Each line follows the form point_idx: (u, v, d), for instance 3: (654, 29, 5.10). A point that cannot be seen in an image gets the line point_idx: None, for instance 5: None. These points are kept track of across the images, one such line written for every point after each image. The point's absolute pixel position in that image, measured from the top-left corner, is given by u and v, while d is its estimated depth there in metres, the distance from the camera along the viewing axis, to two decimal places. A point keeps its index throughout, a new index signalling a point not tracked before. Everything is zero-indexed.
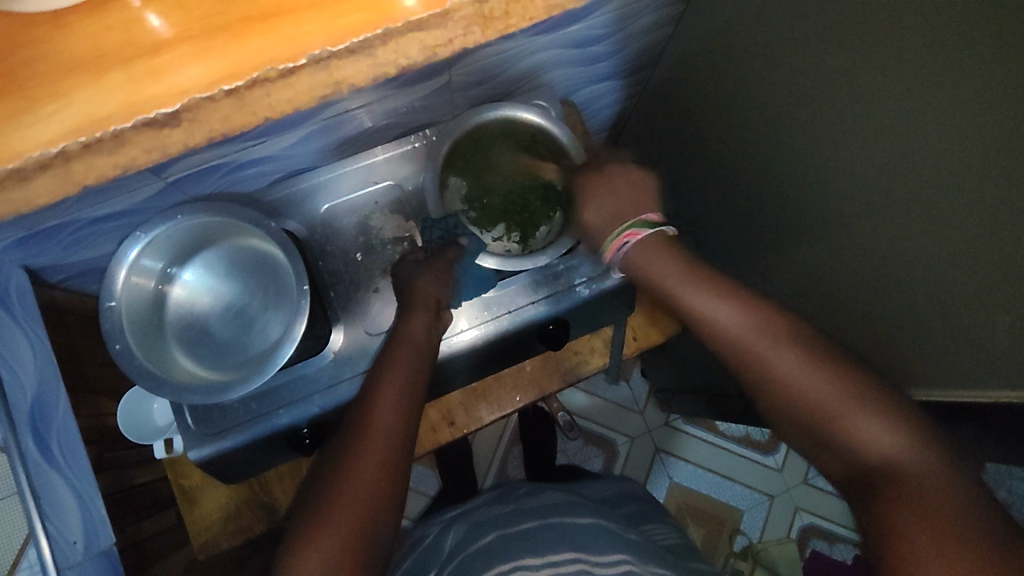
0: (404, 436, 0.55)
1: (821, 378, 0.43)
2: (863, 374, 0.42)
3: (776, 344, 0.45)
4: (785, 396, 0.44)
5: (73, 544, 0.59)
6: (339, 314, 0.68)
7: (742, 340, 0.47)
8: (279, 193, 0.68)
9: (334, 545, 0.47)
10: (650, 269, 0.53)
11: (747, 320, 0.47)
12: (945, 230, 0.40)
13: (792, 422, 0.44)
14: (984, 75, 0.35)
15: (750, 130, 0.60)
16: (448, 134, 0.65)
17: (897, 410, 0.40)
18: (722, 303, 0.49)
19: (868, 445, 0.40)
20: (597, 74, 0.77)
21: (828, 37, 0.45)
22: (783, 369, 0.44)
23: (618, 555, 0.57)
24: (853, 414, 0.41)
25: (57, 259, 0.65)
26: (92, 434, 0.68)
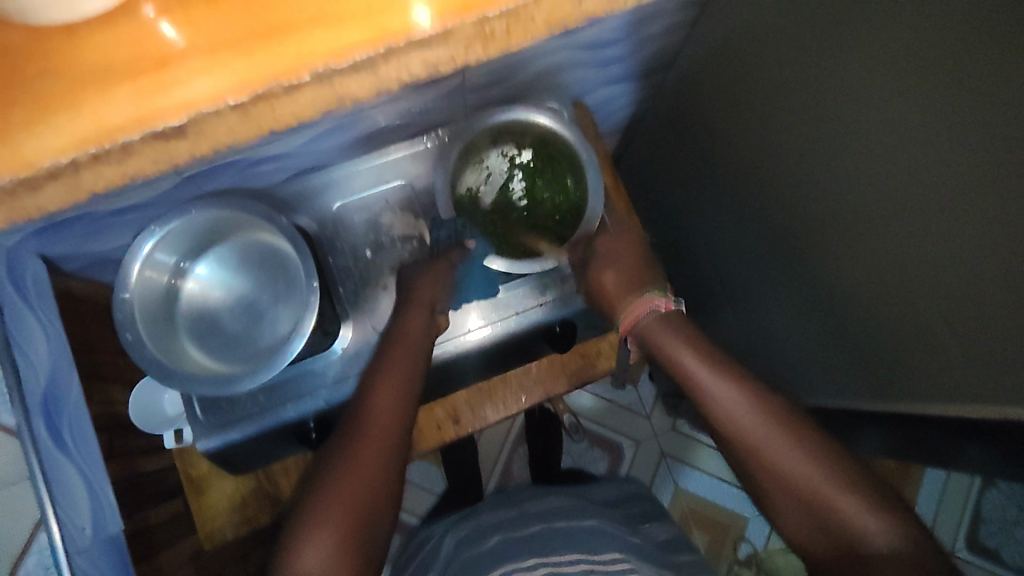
0: (398, 434, 0.55)
1: (798, 461, 0.48)
2: (833, 458, 0.48)
3: (773, 431, 0.50)
4: (786, 486, 0.48)
5: (82, 530, 0.60)
6: (348, 310, 0.68)
7: (741, 427, 0.51)
8: (292, 190, 0.69)
9: (330, 542, 0.48)
10: (663, 342, 0.58)
11: (743, 406, 0.52)
12: (958, 247, 0.41)
13: (788, 507, 0.48)
14: (1002, 91, 0.35)
15: (761, 139, 0.60)
16: (460, 134, 0.65)
17: (879, 499, 0.45)
18: (722, 381, 0.54)
19: (859, 529, 0.44)
20: (610, 77, 0.77)
21: (848, 46, 0.45)
22: (772, 454, 0.49)
23: (620, 556, 0.57)
24: (835, 496, 0.46)
25: (74, 247, 0.67)
26: (104, 421, 0.69)
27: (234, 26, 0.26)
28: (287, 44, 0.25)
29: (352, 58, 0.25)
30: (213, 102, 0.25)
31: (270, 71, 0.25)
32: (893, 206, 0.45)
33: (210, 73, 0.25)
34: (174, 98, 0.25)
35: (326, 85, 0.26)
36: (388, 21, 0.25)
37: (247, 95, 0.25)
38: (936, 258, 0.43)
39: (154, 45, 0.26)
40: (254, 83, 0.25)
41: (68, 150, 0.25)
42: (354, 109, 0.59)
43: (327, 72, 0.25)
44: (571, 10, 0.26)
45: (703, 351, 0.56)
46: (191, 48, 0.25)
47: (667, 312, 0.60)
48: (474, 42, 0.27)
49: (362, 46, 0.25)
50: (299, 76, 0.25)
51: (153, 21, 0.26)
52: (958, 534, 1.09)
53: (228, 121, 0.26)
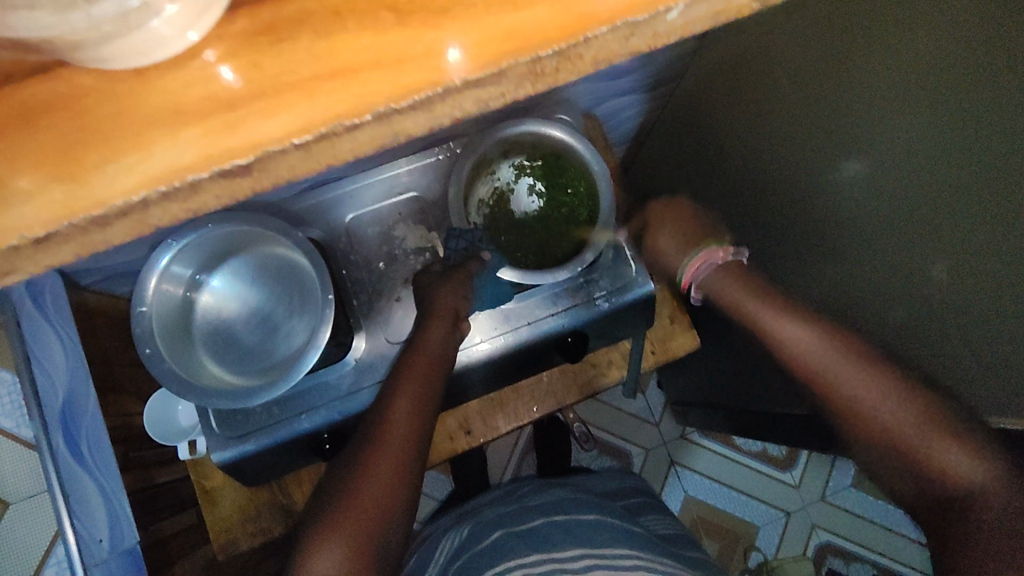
0: (417, 440, 0.56)
1: (890, 407, 0.47)
2: (922, 398, 0.46)
3: (851, 370, 0.50)
4: (869, 424, 0.48)
5: (99, 543, 0.60)
6: (361, 321, 0.69)
7: (822, 368, 0.51)
8: (306, 203, 0.70)
9: (346, 543, 0.48)
10: (726, 292, 0.62)
11: (833, 353, 0.51)
12: (964, 246, 0.41)
13: (866, 437, 0.49)
14: (1001, 98, 0.36)
15: (762, 149, 0.61)
16: (474, 147, 0.67)
17: (965, 434, 0.44)
18: (793, 324, 0.55)
19: (947, 474, 0.44)
20: (621, 89, 0.78)
21: (846, 54, 0.46)
22: (857, 397, 0.49)
23: (628, 551, 0.57)
24: (926, 444, 0.45)
25: (89, 262, 0.68)
26: (118, 432, 0.70)
27: (304, 64, 0.19)
28: (363, 81, 0.19)
29: (413, 98, 0.19)
30: (278, 142, 0.18)
31: (329, 112, 0.19)
32: (896, 212, 0.46)
33: (274, 114, 0.19)
34: (241, 138, 0.19)
35: (386, 125, 0.19)
36: (433, 62, 0.19)
37: (312, 134, 0.18)
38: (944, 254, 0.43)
39: (211, 92, 0.19)
40: (317, 123, 0.18)
41: (138, 191, 0.18)
42: None
43: (388, 114, 0.19)
44: (625, 47, 0.20)
45: (778, 305, 0.58)
46: (253, 93, 0.19)
47: (726, 261, 0.64)
48: (527, 81, 0.20)
49: (418, 86, 0.19)
50: (359, 117, 0.19)
51: (210, 62, 0.19)
52: None
53: (291, 162, 0.19)
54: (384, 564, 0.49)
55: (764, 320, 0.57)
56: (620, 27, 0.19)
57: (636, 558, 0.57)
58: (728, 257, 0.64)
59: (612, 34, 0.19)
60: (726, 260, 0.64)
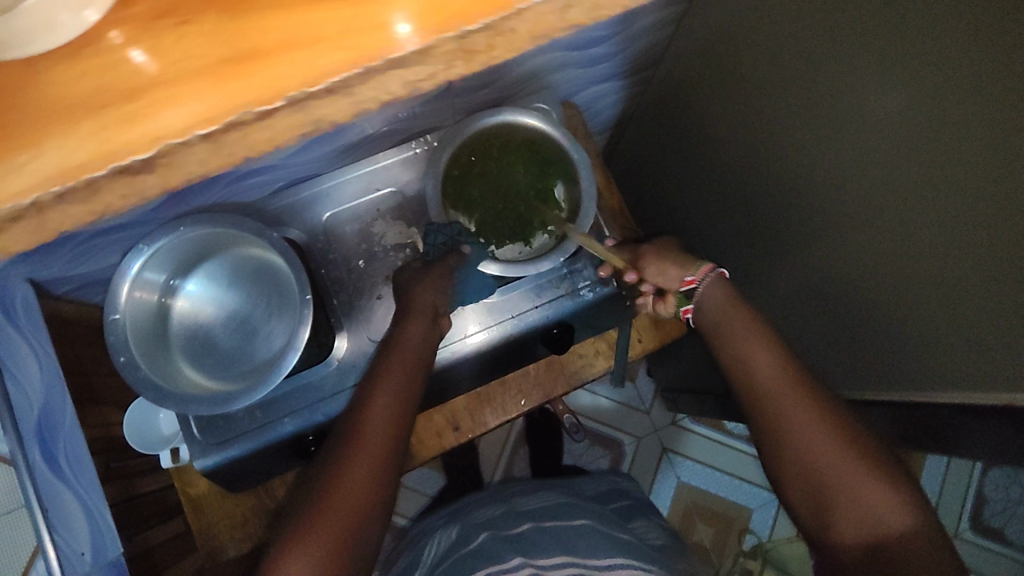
0: (396, 440, 0.55)
1: (825, 442, 0.48)
2: (856, 440, 0.47)
3: (792, 396, 0.50)
4: (802, 461, 0.48)
5: (81, 555, 0.59)
6: (342, 321, 0.68)
7: (762, 385, 0.52)
8: (281, 202, 0.68)
9: (318, 543, 0.47)
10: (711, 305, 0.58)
11: (772, 366, 0.52)
12: (958, 229, 0.39)
13: (793, 470, 0.49)
14: (990, 73, 0.34)
15: (744, 132, 0.59)
16: (449, 141, 0.66)
17: (899, 492, 0.45)
18: (760, 349, 0.54)
19: (876, 521, 0.44)
20: (598, 76, 0.76)
21: (820, 33, 0.44)
22: (794, 423, 0.49)
23: (615, 560, 0.56)
24: (863, 489, 0.45)
25: (62, 270, 0.66)
26: (99, 443, 0.68)
27: (204, 53, 0.22)
28: (274, 65, 0.21)
29: (326, 81, 0.21)
30: (181, 133, 0.20)
31: (239, 99, 0.21)
32: (883, 191, 0.44)
33: (180, 101, 0.21)
34: (142, 130, 0.21)
35: (301, 111, 0.21)
36: (361, 38, 0.21)
37: (216, 124, 0.21)
38: (935, 242, 0.41)
39: (123, 77, 0.21)
40: (223, 112, 0.21)
41: (31, 190, 0.20)
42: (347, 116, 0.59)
43: (300, 97, 0.21)
44: (560, 19, 0.22)
45: (742, 323, 0.56)
46: (158, 76, 0.21)
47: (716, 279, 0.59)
48: (456, 57, 0.22)
49: (337, 68, 0.21)
50: (270, 102, 0.21)
51: (121, 49, 0.22)
52: (962, 514, 1.08)
53: (199, 154, 0.21)
54: (358, 567, 0.49)
55: (727, 341, 0.56)
56: None
57: (626, 562, 0.56)
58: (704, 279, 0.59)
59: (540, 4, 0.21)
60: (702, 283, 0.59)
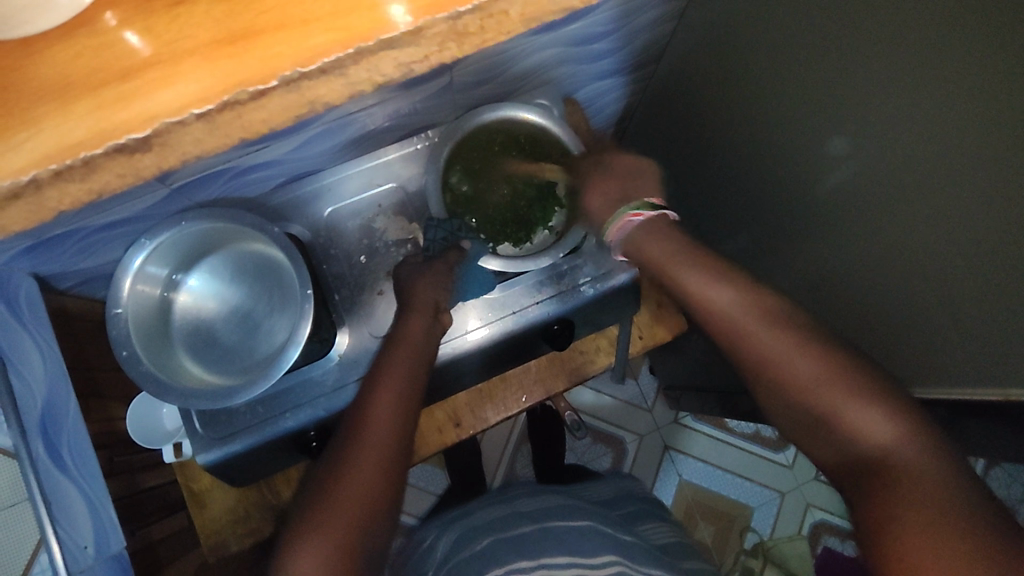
0: (400, 437, 0.55)
1: (807, 366, 0.46)
2: (838, 357, 0.45)
3: (766, 326, 0.48)
4: (785, 392, 0.47)
5: (84, 549, 0.59)
6: (344, 316, 0.68)
7: (732, 322, 0.50)
8: (283, 198, 0.68)
9: (327, 541, 0.47)
10: (650, 245, 0.56)
11: (741, 303, 0.50)
12: (959, 223, 0.39)
13: (778, 402, 0.47)
14: (999, 64, 0.34)
15: (747, 126, 0.59)
16: (450, 136, 0.66)
17: (883, 399, 0.43)
18: (725, 290, 0.51)
19: (867, 436, 0.42)
20: (600, 72, 0.76)
21: (830, 24, 0.45)
22: (769, 350, 0.48)
23: (612, 561, 0.57)
24: (846, 406, 0.43)
25: (66, 265, 0.66)
26: (103, 438, 0.69)
27: None
28: None
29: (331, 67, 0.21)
30: None
31: None
32: (891, 182, 0.44)
33: None
34: None
35: None
36: None
37: None
38: (935, 237, 0.41)
39: None
40: None
41: None
42: (349, 110, 0.59)
43: None
44: None
45: (710, 263, 0.53)
46: None
47: (652, 220, 0.57)
48: None
49: None
50: None
51: None
52: None
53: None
54: (368, 563, 0.49)
55: (680, 277, 0.53)
56: None
57: (624, 565, 0.56)
58: (649, 216, 0.57)
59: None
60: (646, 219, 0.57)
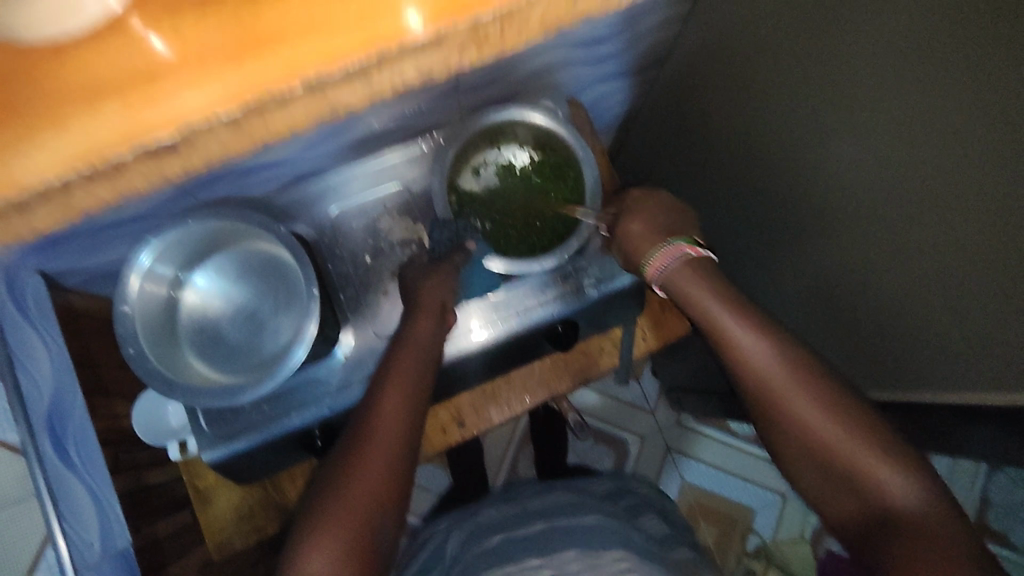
0: (407, 435, 0.55)
1: (831, 428, 0.48)
2: (865, 421, 0.48)
3: (798, 385, 0.49)
4: (814, 451, 0.49)
5: (91, 545, 0.59)
6: (349, 315, 0.68)
7: (765, 376, 0.50)
8: (289, 198, 0.69)
9: (337, 540, 0.48)
10: (695, 289, 0.54)
11: (775, 359, 0.50)
12: (965, 228, 0.39)
13: (804, 458, 0.49)
14: (991, 71, 0.34)
15: (749, 130, 0.60)
16: (455, 137, 0.66)
17: (906, 460, 0.46)
18: (756, 338, 0.51)
19: (884, 493, 0.46)
20: (604, 74, 0.77)
21: (824, 33, 0.45)
22: (801, 413, 0.49)
23: (620, 557, 0.56)
24: (871, 467, 0.46)
25: (74, 262, 0.67)
26: (109, 435, 0.69)
27: (219, 37, 0.24)
28: (286, 49, 0.24)
29: (344, 64, 0.24)
30: (201, 114, 0.24)
31: (261, 82, 0.24)
32: (890, 190, 0.44)
33: (198, 84, 0.24)
34: (160, 111, 0.24)
35: (317, 94, 0.25)
36: (374, 24, 0.24)
37: (239, 106, 0.24)
38: (939, 241, 0.41)
39: (145, 58, 0.24)
40: (245, 94, 0.24)
41: (55, 172, 0.24)
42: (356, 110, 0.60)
43: (319, 80, 0.24)
44: None
45: (736, 303, 0.53)
46: (178, 63, 0.24)
47: (696, 259, 0.55)
48: (468, 42, 0.25)
49: (354, 52, 0.24)
50: (290, 85, 0.24)
51: (139, 32, 0.24)
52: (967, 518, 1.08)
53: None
54: (377, 560, 0.49)
55: (719, 323, 0.52)
56: None
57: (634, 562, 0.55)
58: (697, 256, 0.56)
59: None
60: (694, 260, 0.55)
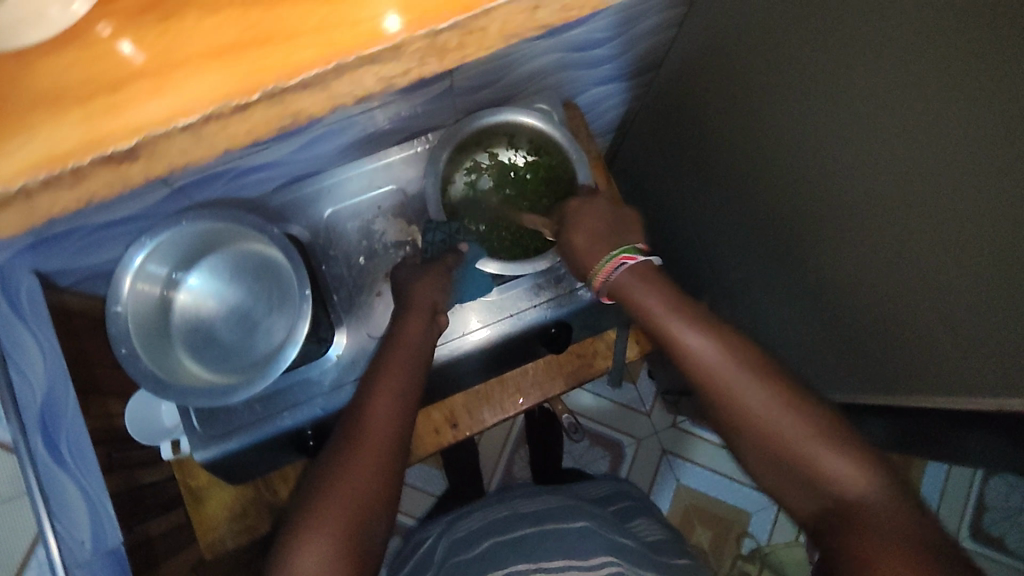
0: (398, 435, 0.56)
1: (783, 420, 0.46)
2: (811, 411, 0.46)
3: (744, 376, 0.47)
4: (765, 444, 0.46)
5: (82, 543, 0.59)
6: (342, 316, 0.68)
7: (711, 370, 0.48)
8: (284, 198, 0.69)
9: (327, 539, 0.48)
10: (637, 298, 0.52)
11: (722, 351, 0.48)
12: (953, 233, 0.39)
13: (756, 454, 0.47)
14: (987, 76, 0.34)
15: (744, 135, 0.60)
16: (448, 140, 0.66)
17: (856, 449, 0.44)
18: (695, 331, 0.50)
19: (840, 484, 0.43)
20: (600, 77, 0.77)
21: (820, 38, 0.45)
22: (749, 406, 0.47)
23: (607, 560, 0.56)
24: (825, 457, 0.44)
25: (68, 261, 0.67)
26: (102, 434, 0.69)
27: (193, 40, 0.22)
28: (261, 55, 0.22)
29: (305, 73, 0.22)
30: (162, 124, 0.22)
31: (216, 92, 0.22)
32: (881, 195, 0.44)
33: (161, 92, 0.22)
34: (123, 119, 0.22)
35: (277, 104, 0.23)
36: (329, 34, 0.22)
37: (194, 116, 0.22)
38: (927, 246, 0.41)
39: (113, 64, 0.22)
40: (201, 103, 0.22)
41: (16, 177, 0.21)
42: (350, 113, 0.60)
43: (276, 90, 0.22)
44: (535, 19, 0.23)
45: (682, 296, 0.52)
46: (143, 69, 0.22)
47: (637, 266, 0.54)
48: (429, 55, 0.23)
49: (313, 59, 0.22)
50: (247, 96, 0.22)
51: (109, 38, 0.22)
52: (962, 524, 1.08)
53: (181, 144, 0.22)
54: (367, 560, 0.50)
55: (665, 320, 0.50)
56: None
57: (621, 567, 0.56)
58: (636, 261, 0.54)
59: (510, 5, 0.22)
60: (633, 266, 0.54)
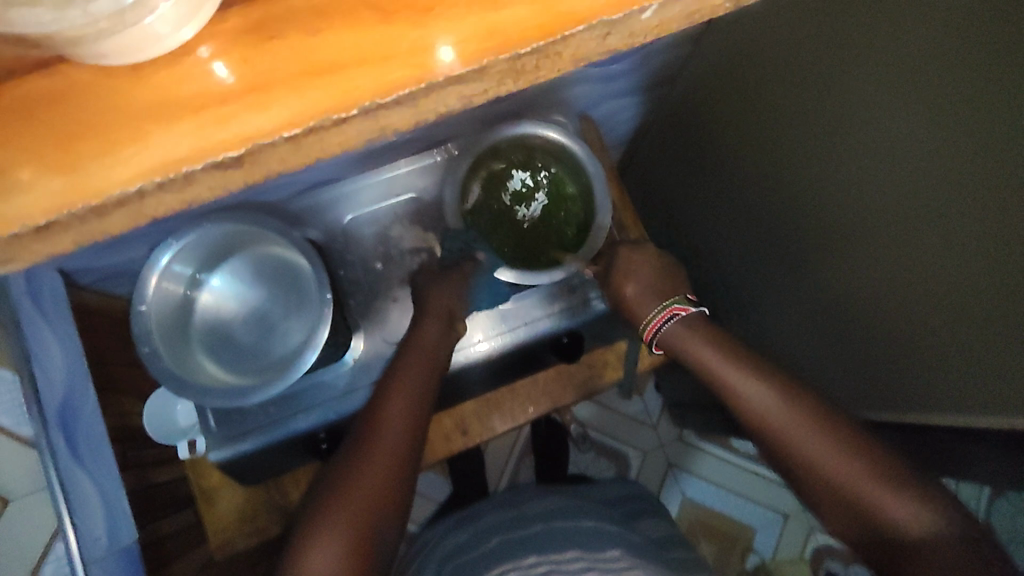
0: (411, 441, 0.56)
1: (840, 466, 0.47)
2: (874, 454, 0.46)
3: (805, 428, 0.50)
4: (830, 489, 0.47)
5: (97, 540, 0.60)
6: (359, 321, 0.70)
7: (772, 422, 0.51)
8: (304, 203, 0.70)
9: (338, 542, 0.49)
10: (689, 346, 0.59)
11: (783, 405, 0.51)
12: (958, 250, 0.41)
13: (823, 495, 0.48)
14: (992, 107, 0.35)
15: (756, 150, 0.61)
16: (467, 150, 0.68)
17: (920, 489, 0.44)
18: (760, 385, 0.53)
19: (901, 525, 0.43)
20: (615, 92, 0.78)
21: (839, 58, 0.46)
22: (812, 456, 0.48)
23: (621, 553, 0.58)
24: (885, 497, 0.44)
25: (90, 261, 0.69)
26: (118, 433, 0.70)
27: (288, 63, 0.23)
28: (320, 86, 0.23)
29: (396, 93, 0.23)
30: (268, 136, 0.23)
31: (319, 107, 0.23)
32: (894, 213, 0.45)
33: (264, 108, 0.23)
34: (230, 131, 0.23)
35: (371, 119, 0.23)
36: (417, 58, 0.23)
37: (300, 127, 0.23)
38: (937, 266, 0.42)
39: (207, 86, 0.23)
40: (306, 117, 0.23)
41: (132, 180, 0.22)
42: None
43: (373, 107, 0.23)
44: (602, 44, 0.24)
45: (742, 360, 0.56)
46: (244, 88, 0.23)
47: (688, 317, 0.61)
48: (507, 76, 0.24)
49: (403, 82, 0.23)
50: (346, 111, 0.23)
51: (206, 60, 0.23)
52: None
53: (281, 154, 0.23)
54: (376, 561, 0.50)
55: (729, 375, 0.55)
56: (597, 25, 0.23)
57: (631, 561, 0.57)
58: (689, 313, 0.62)
59: (585, 32, 0.23)
60: (686, 317, 0.61)
